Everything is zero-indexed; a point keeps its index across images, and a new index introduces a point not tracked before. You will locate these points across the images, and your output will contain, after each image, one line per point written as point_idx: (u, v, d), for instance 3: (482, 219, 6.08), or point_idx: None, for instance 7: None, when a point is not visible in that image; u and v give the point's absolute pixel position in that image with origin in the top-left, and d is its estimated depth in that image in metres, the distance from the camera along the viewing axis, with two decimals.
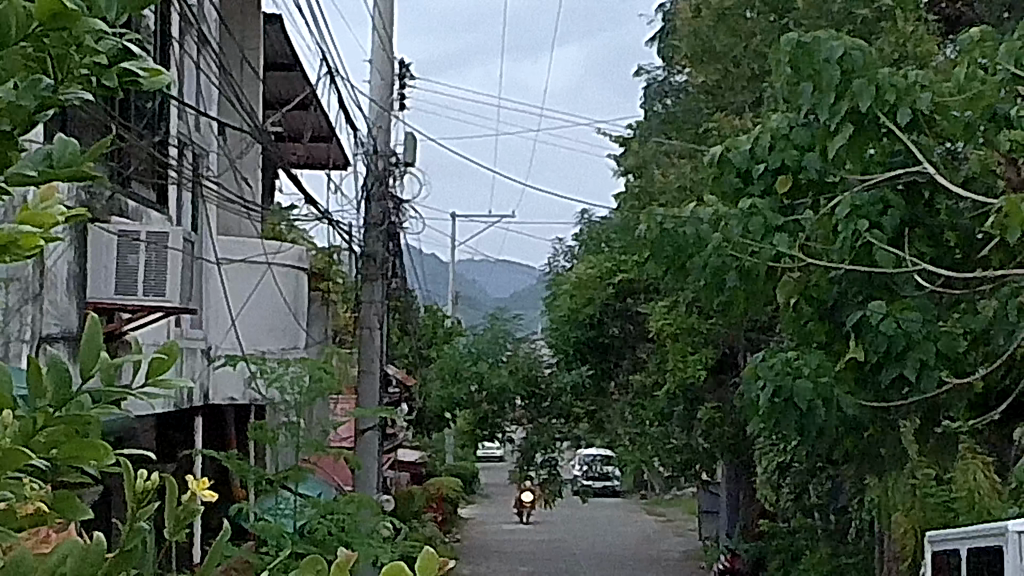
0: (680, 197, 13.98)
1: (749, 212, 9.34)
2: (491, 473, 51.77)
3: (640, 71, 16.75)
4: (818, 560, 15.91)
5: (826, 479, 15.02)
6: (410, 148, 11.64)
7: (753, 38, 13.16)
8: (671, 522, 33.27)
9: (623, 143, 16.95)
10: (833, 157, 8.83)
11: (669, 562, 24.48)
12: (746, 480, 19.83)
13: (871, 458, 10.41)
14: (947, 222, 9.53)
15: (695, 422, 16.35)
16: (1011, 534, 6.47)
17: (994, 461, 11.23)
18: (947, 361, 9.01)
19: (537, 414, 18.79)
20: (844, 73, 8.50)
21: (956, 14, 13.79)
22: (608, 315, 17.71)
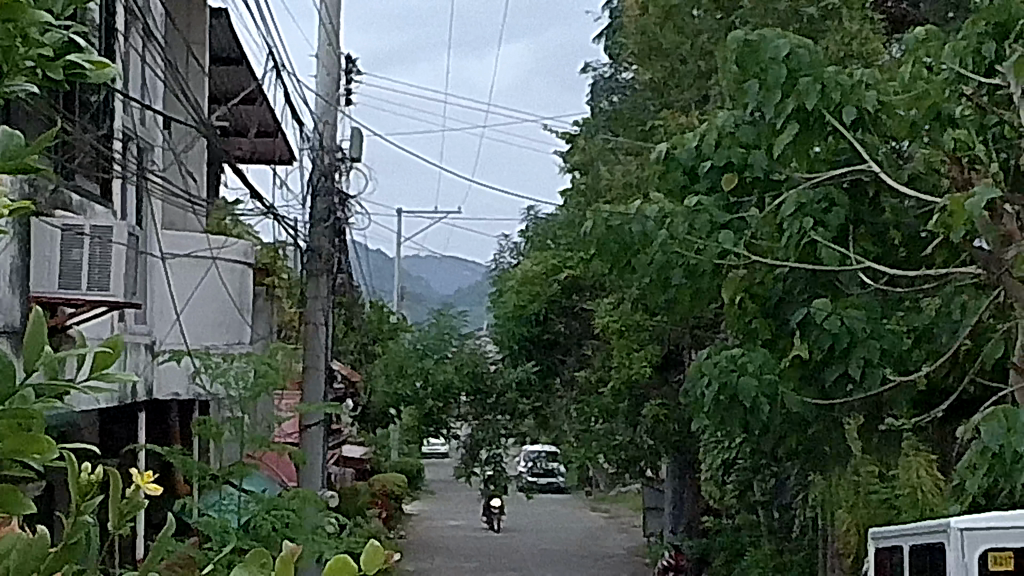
0: (626, 193, 14.03)
1: (694, 210, 9.37)
2: (436, 470, 51.79)
3: (586, 68, 16.77)
4: (761, 559, 15.94)
5: (771, 476, 15.04)
6: (356, 143, 11.61)
7: (699, 36, 13.23)
8: (617, 519, 33.28)
9: (569, 139, 16.99)
10: (779, 154, 8.88)
11: (612, 560, 24.42)
12: (690, 478, 19.86)
13: (815, 456, 10.44)
14: (891, 221, 9.60)
15: (639, 420, 16.35)
16: (953, 530, 6.49)
17: (937, 457, 11.30)
18: (891, 358, 9.10)
19: (483, 410, 18.50)
20: (790, 71, 8.54)
21: (901, 14, 13.92)
22: (554, 312, 17.88)
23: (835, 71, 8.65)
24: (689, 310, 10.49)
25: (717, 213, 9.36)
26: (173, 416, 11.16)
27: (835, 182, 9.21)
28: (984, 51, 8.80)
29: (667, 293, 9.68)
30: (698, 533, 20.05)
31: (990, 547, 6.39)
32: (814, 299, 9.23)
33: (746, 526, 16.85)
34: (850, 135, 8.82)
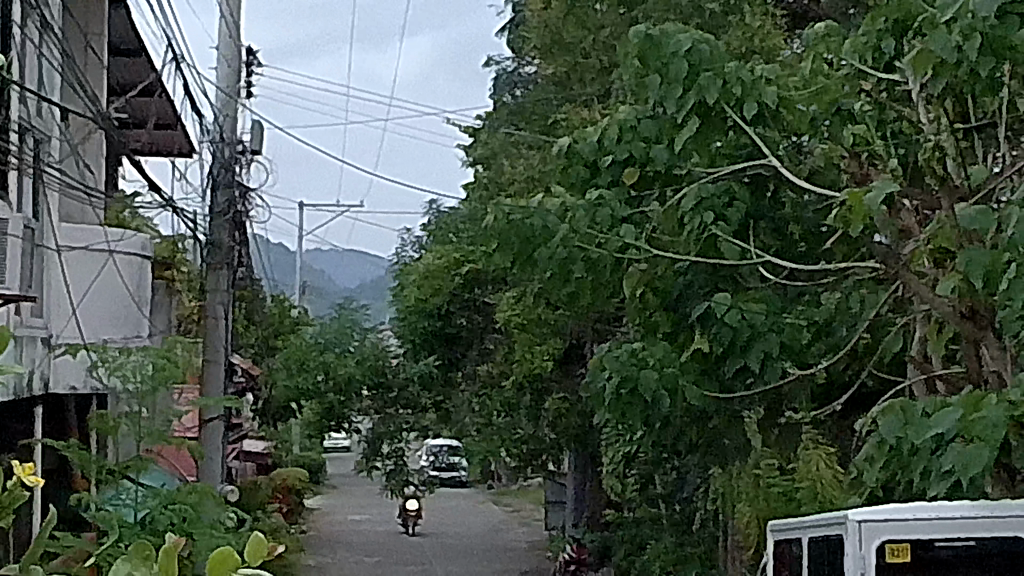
0: (528, 186, 14.04)
1: (595, 203, 9.37)
2: (338, 464, 51.70)
3: (489, 61, 16.74)
4: (663, 553, 16.04)
5: (672, 469, 15.12)
6: (257, 135, 11.54)
7: (600, 30, 13.29)
8: (520, 512, 33.32)
9: (471, 132, 16.95)
10: (680, 149, 8.90)
11: (513, 553, 24.49)
12: (592, 472, 19.95)
13: (715, 449, 10.48)
14: (791, 215, 9.64)
15: (541, 413, 16.39)
16: (851, 523, 6.13)
17: (835, 450, 11.40)
18: (792, 352, 9.20)
19: (384, 404, 18.48)
20: (692, 65, 8.55)
21: (802, 9, 14.04)
22: (455, 306, 17.86)
23: (736, 66, 8.69)
24: (590, 304, 10.50)
25: (617, 207, 9.37)
26: (71, 411, 11.08)
27: (735, 176, 9.26)
28: (883, 47, 8.85)
29: (568, 287, 9.67)
30: (600, 526, 20.13)
31: (889, 539, 6.08)
32: (714, 293, 9.30)
33: (647, 520, 16.92)
34: (751, 129, 8.87)
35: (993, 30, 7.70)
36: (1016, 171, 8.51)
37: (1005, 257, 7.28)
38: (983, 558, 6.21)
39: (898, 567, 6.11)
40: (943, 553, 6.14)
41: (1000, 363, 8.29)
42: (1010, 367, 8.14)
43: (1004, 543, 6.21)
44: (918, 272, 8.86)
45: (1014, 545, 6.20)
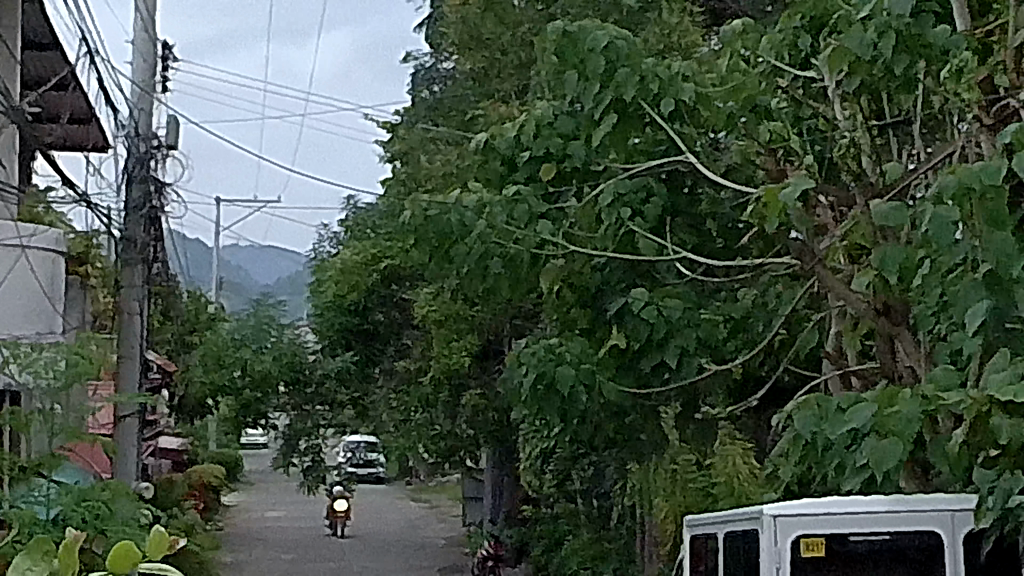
0: (446, 182, 14.05)
1: (512, 199, 9.36)
2: (256, 461, 51.50)
3: (407, 57, 16.67)
4: (580, 548, 16.09)
5: (589, 465, 15.16)
6: (172, 130, 11.48)
7: (520, 27, 13.48)
8: (438, 508, 33.31)
9: (389, 128, 16.92)
10: (597, 146, 8.91)
11: (431, 549, 24.50)
12: (510, 468, 19.97)
13: (631, 444, 10.50)
14: (708, 211, 9.68)
15: (459, 409, 16.40)
16: (767, 517, 6.15)
17: (752, 445, 11.47)
18: (709, 347, 9.28)
19: (302, 401, 18.33)
20: (609, 62, 8.55)
21: (722, 7, 14.18)
22: (374, 301, 17.79)
23: (652, 62, 8.73)
24: (508, 299, 10.51)
25: (535, 203, 9.39)
26: None
27: (652, 172, 9.30)
28: (799, 44, 9.03)
29: (486, 282, 9.66)
30: (518, 522, 20.15)
31: (802, 533, 6.09)
32: (630, 290, 9.30)
33: (565, 515, 16.96)
34: (668, 126, 8.89)
35: (907, 28, 7.75)
36: (930, 168, 8.56)
37: (919, 254, 7.33)
38: (900, 552, 6.13)
39: (812, 561, 6.11)
40: (858, 548, 6.11)
41: (915, 359, 8.35)
42: (924, 362, 8.20)
43: (921, 537, 6.13)
44: (834, 268, 8.90)
45: (930, 539, 6.13)
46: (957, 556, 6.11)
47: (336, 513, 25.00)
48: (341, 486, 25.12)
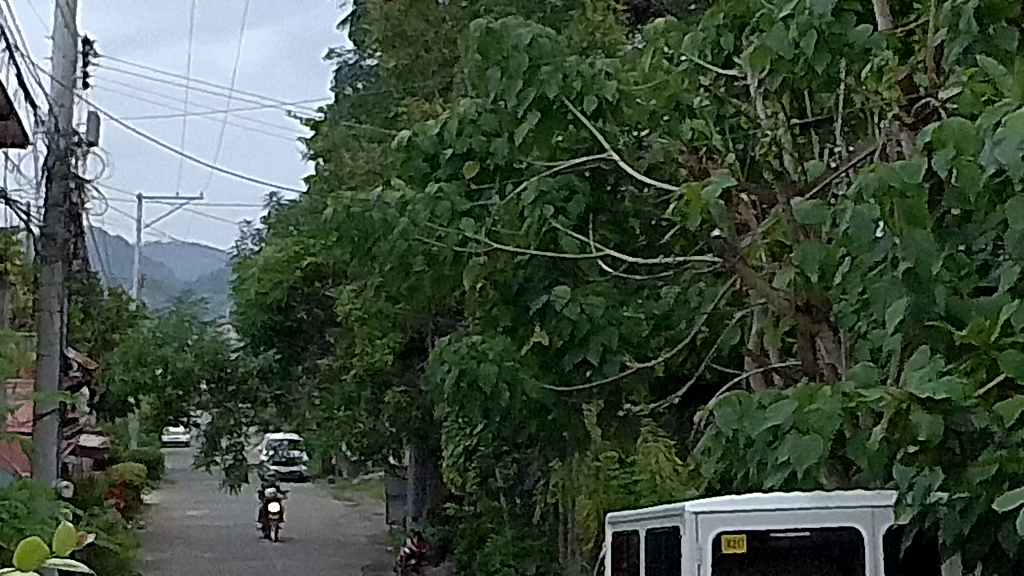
0: (368, 179, 14.04)
1: (435, 196, 9.34)
2: (179, 459, 51.18)
3: (330, 54, 16.68)
4: (503, 545, 16.12)
5: (512, 463, 15.18)
6: (93, 127, 11.41)
7: (444, 24, 13.71)
8: (362, 506, 33.27)
9: (312, 126, 16.90)
10: (520, 143, 8.91)
11: (354, 548, 24.46)
12: (432, 465, 19.99)
13: (553, 443, 10.50)
14: (631, 209, 9.70)
15: (381, 407, 16.38)
16: (687, 515, 6.21)
17: (674, 443, 11.51)
18: (631, 345, 9.30)
19: (223, 397, 18.30)
20: (532, 59, 8.59)
21: (644, 5, 14.29)
22: (296, 299, 17.71)
23: (574, 60, 8.75)
24: (431, 298, 10.50)
25: (457, 201, 9.37)
26: None
27: (575, 170, 9.30)
28: (722, 43, 9.11)
29: (408, 280, 9.63)
30: (440, 519, 20.16)
31: (724, 530, 6.15)
32: (553, 287, 9.30)
33: (487, 513, 16.97)
34: (591, 123, 8.91)
35: (829, 28, 7.79)
36: (851, 168, 8.61)
37: (839, 253, 7.37)
38: (822, 548, 6.16)
39: (735, 556, 6.16)
40: (780, 544, 6.15)
41: (835, 356, 8.39)
42: (845, 360, 8.24)
43: (844, 533, 6.14)
44: (755, 265, 8.93)
45: (851, 536, 6.13)
46: (877, 555, 6.11)
47: (267, 516, 24.84)
48: (272, 489, 24.96)
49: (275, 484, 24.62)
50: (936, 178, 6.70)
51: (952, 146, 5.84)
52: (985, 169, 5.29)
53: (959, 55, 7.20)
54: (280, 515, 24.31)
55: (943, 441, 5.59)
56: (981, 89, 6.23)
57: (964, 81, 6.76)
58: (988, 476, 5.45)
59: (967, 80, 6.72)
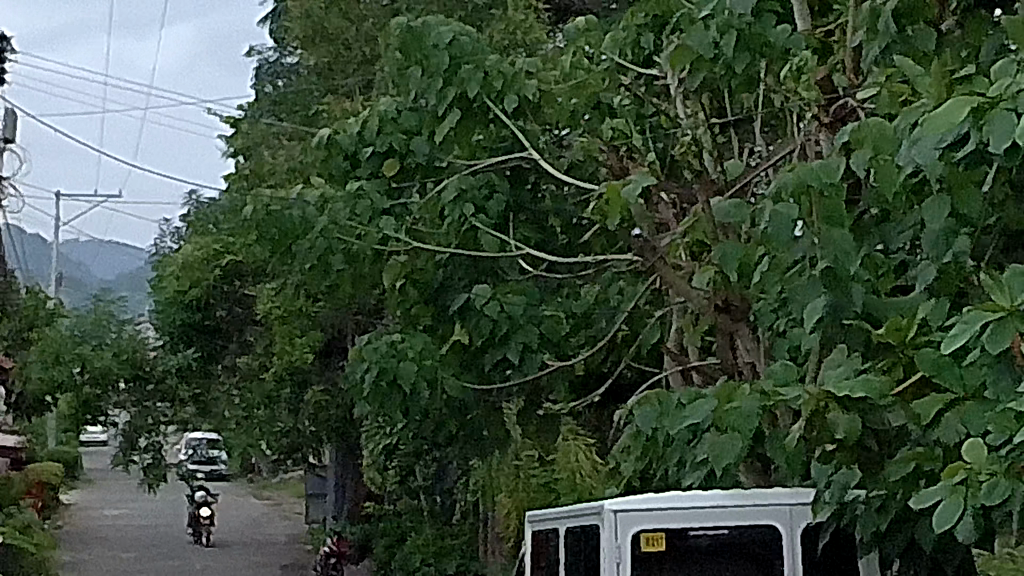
0: (288, 177, 14.01)
1: (356, 195, 9.34)
2: (97, 458, 50.76)
3: (250, 52, 16.62)
4: (424, 543, 16.14)
5: (432, 461, 15.18)
6: (9, 124, 11.31)
7: (365, 22, 13.74)
8: (281, 505, 33.17)
9: (232, 123, 16.85)
10: (440, 142, 8.90)
11: (274, 547, 24.38)
12: (352, 465, 19.98)
13: (473, 442, 10.49)
14: (551, 208, 9.74)
15: (301, 406, 16.34)
16: (608, 513, 6.12)
17: (594, 441, 11.55)
18: (551, 343, 9.39)
19: (142, 397, 18.48)
20: (452, 58, 8.58)
21: (566, 4, 14.36)
22: (216, 299, 17.46)
23: (495, 58, 8.77)
24: (351, 296, 10.47)
25: (377, 199, 9.36)
26: None
27: (496, 169, 9.34)
28: (643, 42, 9.13)
29: (327, 280, 9.54)
30: (361, 518, 20.21)
31: (643, 528, 6.10)
32: (474, 286, 9.33)
33: (409, 512, 17.00)
34: (511, 121, 8.91)
35: (749, 28, 7.79)
36: (771, 167, 8.63)
37: (757, 252, 7.39)
38: (741, 546, 6.18)
39: (654, 556, 6.12)
40: (700, 543, 6.14)
41: (755, 355, 8.44)
42: (764, 358, 8.28)
43: (762, 531, 6.18)
44: (675, 264, 8.95)
45: (770, 533, 6.18)
46: (795, 551, 6.17)
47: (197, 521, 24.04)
48: (201, 492, 24.66)
49: (205, 487, 24.32)
50: (854, 177, 6.74)
51: (870, 146, 5.91)
52: (904, 167, 5.33)
53: (876, 55, 7.24)
54: (211, 518, 23.82)
55: (860, 439, 5.62)
56: (897, 89, 6.27)
57: (882, 80, 6.80)
58: (904, 474, 5.48)
59: (885, 80, 6.76)
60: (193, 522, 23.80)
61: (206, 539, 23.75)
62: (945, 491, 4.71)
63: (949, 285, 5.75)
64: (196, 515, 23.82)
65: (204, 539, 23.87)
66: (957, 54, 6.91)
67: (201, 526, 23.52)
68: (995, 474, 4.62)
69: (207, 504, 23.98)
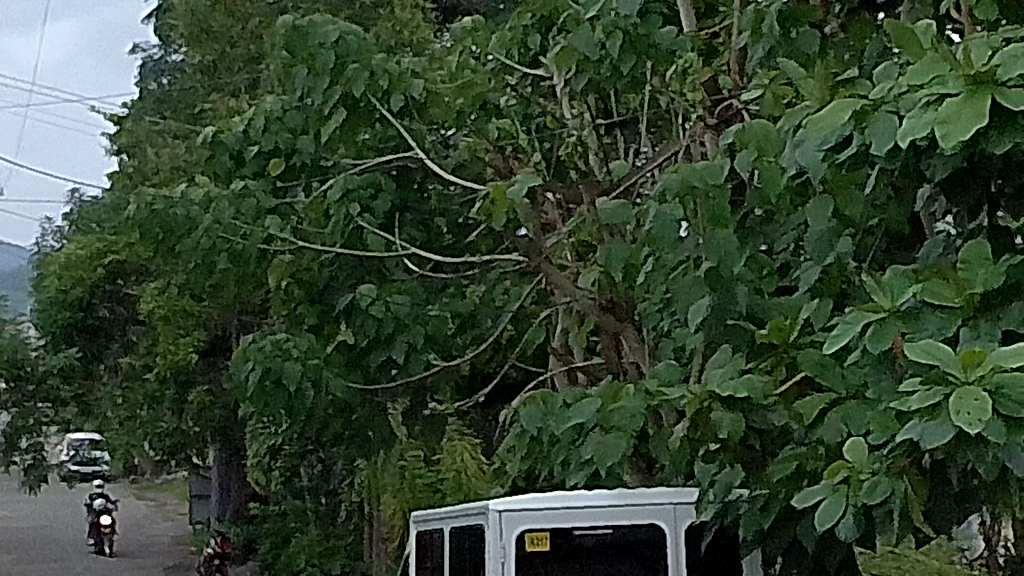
0: (172, 175, 13.92)
1: (240, 194, 9.25)
2: None
3: (134, 49, 16.51)
4: (308, 545, 16.12)
5: (317, 462, 15.16)
6: None
7: (250, 20, 13.71)
8: (164, 506, 32.98)
9: (116, 121, 16.72)
10: (326, 140, 8.84)
11: (156, 548, 24.23)
12: (236, 465, 19.90)
13: (357, 442, 10.45)
14: (437, 208, 9.72)
15: (184, 406, 16.24)
16: (493, 513, 6.15)
17: (479, 441, 11.57)
18: (436, 343, 9.45)
19: (22, 398, 18.52)
20: (338, 57, 8.54)
21: (453, 4, 14.42)
22: (99, 298, 17.27)
23: (381, 57, 8.75)
24: (234, 296, 10.40)
25: (263, 198, 9.30)
26: None
27: (382, 168, 9.33)
28: (529, 42, 9.16)
29: (212, 278, 9.49)
30: (244, 519, 20.15)
31: (527, 528, 6.12)
32: (360, 286, 9.28)
33: (293, 512, 16.98)
34: (397, 122, 8.87)
35: (634, 27, 7.81)
36: (656, 168, 8.67)
37: (643, 253, 7.41)
38: (627, 544, 6.20)
39: (538, 554, 6.14)
40: (584, 542, 6.14)
41: (639, 355, 8.49)
42: (649, 359, 8.31)
43: (647, 531, 6.19)
44: (560, 263, 8.98)
45: (655, 534, 6.19)
46: (680, 554, 6.17)
47: (99, 530, 22.84)
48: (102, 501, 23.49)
49: (106, 495, 23.14)
50: (738, 179, 6.78)
51: (754, 147, 5.95)
52: (788, 169, 5.37)
53: (761, 57, 7.29)
54: (113, 526, 22.63)
55: (743, 439, 5.65)
56: (781, 91, 6.30)
57: (766, 82, 6.85)
58: (786, 474, 5.52)
59: (768, 81, 6.80)
60: (95, 531, 22.74)
61: (109, 548, 22.66)
62: (828, 490, 4.84)
63: (833, 285, 5.79)
64: (97, 524, 22.68)
65: (105, 549, 22.86)
66: (840, 56, 6.97)
67: (104, 534, 22.40)
68: (877, 473, 4.66)
69: (109, 511, 22.77)
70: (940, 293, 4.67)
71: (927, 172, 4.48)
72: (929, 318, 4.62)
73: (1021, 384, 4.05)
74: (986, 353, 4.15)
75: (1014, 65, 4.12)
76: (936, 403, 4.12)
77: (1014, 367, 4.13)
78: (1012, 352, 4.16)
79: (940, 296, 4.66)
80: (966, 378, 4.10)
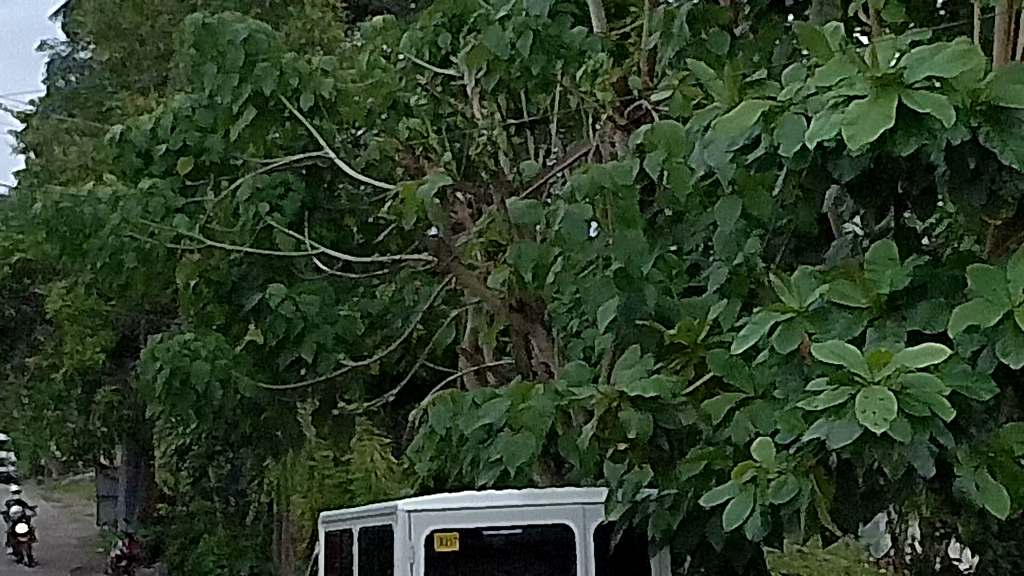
0: (79, 174, 13.83)
1: (148, 192, 9.24)
2: None
3: (41, 46, 16.40)
4: (217, 545, 16.04)
5: (225, 462, 15.14)
6: None
7: (159, 17, 13.66)
8: (70, 508, 32.74)
9: (23, 119, 16.60)
10: (235, 139, 8.80)
11: (64, 550, 24.05)
12: (143, 465, 19.79)
13: (265, 443, 10.41)
14: (347, 207, 9.66)
15: (91, 407, 16.13)
16: (401, 513, 6.09)
17: (389, 441, 11.56)
18: (345, 343, 9.42)
19: None
20: (248, 56, 8.48)
21: (364, 3, 14.42)
22: (5, 298, 17.16)
23: (292, 56, 8.75)
24: (142, 295, 10.34)
25: (171, 197, 9.28)
26: None
27: (290, 167, 9.23)
28: (438, 41, 9.12)
29: (120, 278, 9.43)
30: (153, 519, 20.03)
31: (436, 528, 6.07)
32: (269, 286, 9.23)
33: (201, 513, 16.91)
34: (307, 121, 8.85)
35: (544, 28, 7.82)
36: (566, 169, 8.66)
37: (553, 253, 7.42)
38: (535, 545, 6.19)
39: (447, 555, 6.10)
40: (494, 541, 6.12)
41: (548, 355, 8.50)
42: (558, 359, 8.33)
43: (557, 531, 6.18)
44: (469, 263, 8.95)
45: (563, 533, 6.19)
46: (589, 553, 6.17)
47: (16, 540, 21.97)
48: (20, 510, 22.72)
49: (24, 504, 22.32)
50: (648, 180, 6.80)
51: (663, 147, 5.97)
52: (698, 171, 5.36)
53: (671, 59, 7.32)
54: (31, 535, 21.75)
55: (651, 439, 5.66)
56: (690, 92, 6.33)
57: (676, 82, 6.88)
58: (694, 473, 5.52)
59: (677, 82, 6.83)
60: (12, 542, 21.87)
61: (26, 558, 21.77)
62: (736, 488, 4.84)
63: (741, 286, 5.81)
64: (14, 533, 21.82)
65: (24, 559, 21.95)
66: (749, 58, 7.01)
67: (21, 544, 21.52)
68: (784, 473, 4.68)
69: (26, 520, 21.88)
70: (848, 293, 4.69)
71: (832, 174, 4.45)
72: (836, 318, 4.65)
73: (927, 385, 4.09)
74: (893, 353, 4.17)
75: (920, 67, 4.13)
76: (842, 403, 4.16)
77: (920, 368, 4.15)
78: (920, 352, 4.16)
79: (848, 295, 4.68)
80: (873, 378, 4.12)
